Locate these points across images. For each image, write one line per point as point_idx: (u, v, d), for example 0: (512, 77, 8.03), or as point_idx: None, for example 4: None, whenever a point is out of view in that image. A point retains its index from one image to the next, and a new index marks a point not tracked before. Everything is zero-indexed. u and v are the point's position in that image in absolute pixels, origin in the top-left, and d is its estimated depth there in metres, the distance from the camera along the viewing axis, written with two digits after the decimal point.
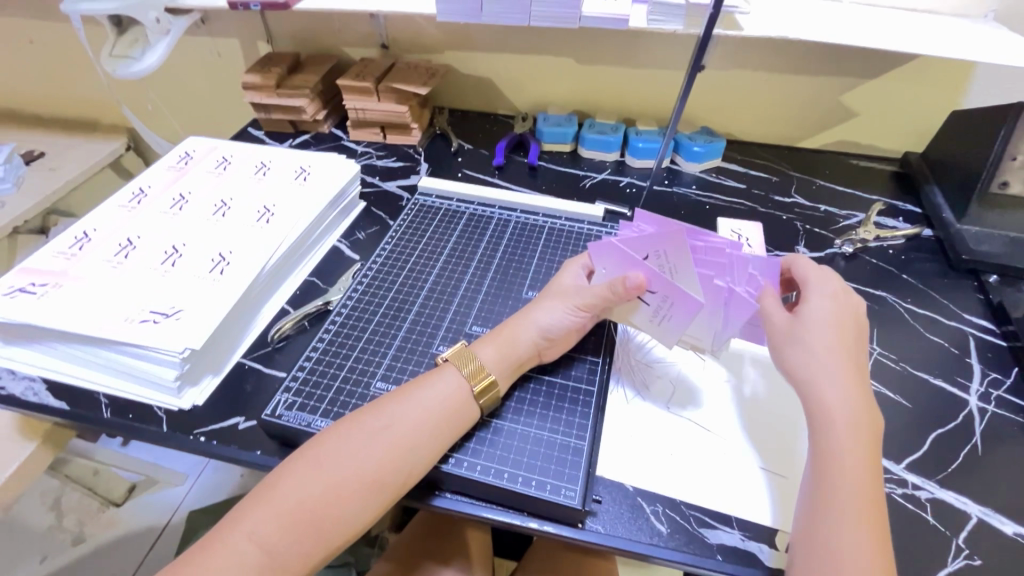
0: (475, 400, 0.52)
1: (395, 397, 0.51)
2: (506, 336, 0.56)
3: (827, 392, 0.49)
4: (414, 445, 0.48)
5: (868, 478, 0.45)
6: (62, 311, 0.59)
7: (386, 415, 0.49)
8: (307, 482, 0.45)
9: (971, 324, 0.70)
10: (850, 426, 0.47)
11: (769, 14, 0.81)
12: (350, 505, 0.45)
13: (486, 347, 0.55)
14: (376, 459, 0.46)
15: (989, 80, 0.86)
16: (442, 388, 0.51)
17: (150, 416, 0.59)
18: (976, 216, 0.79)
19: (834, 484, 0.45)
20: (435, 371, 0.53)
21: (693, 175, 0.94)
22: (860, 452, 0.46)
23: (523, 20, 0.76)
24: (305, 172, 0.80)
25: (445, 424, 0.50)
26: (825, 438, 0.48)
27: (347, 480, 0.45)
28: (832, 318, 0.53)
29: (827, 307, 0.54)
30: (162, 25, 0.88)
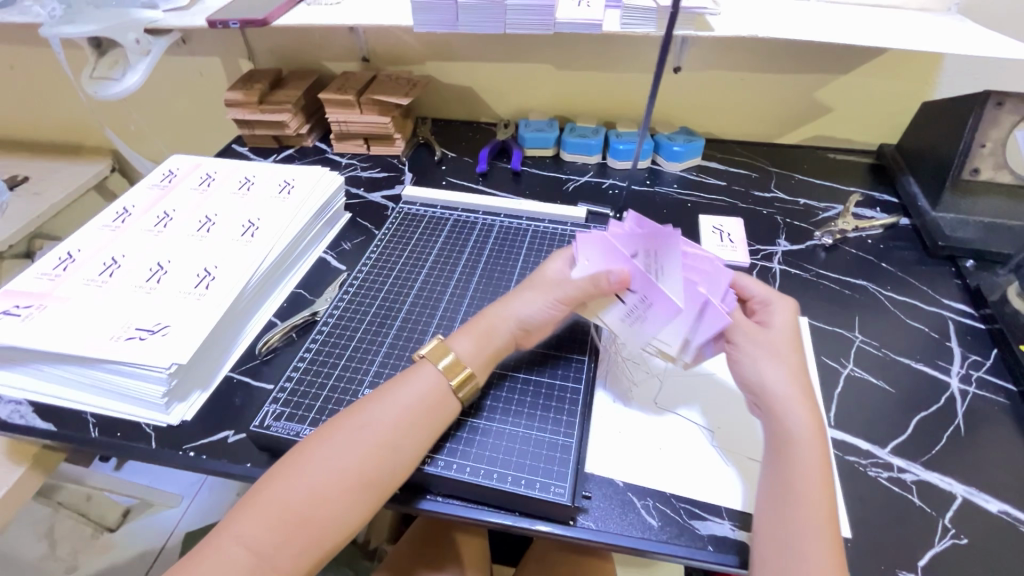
0: (455, 394, 0.52)
1: (376, 397, 0.51)
2: (481, 326, 0.56)
3: (789, 414, 0.49)
4: (397, 442, 0.48)
5: (828, 497, 0.45)
6: (47, 332, 0.59)
7: (365, 416, 0.49)
8: (292, 487, 0.45)
9: (950, 309, 0.71)
10: (811, 445, 0.48)
11: (739, 14, 0.83)
12: (338, 506, 0.45)
13: (462, 339, 0.55)
14: (359, 459, 0.47)
15: (957, 70, 0.88)
16: (420, 384, 0.51)
17: (140, 434, 0.59)
18: (951, 204, 0.80)
19: (796, 504, 0.45)
20: (411, 369, 0.53)
21: (674, 174, 0.96)
22: (821, 471, 0.46)
23: (499, 29, 0.77)
24: (289, 186, 0.81)
25: (427, 419, 0.50)
26: (787, 458, 0.47)
27: (332, 481, 0.45)
28: (789, 337, 0.54)
29: (783, 326, 0.55)
30: (143, 46, 0.89)
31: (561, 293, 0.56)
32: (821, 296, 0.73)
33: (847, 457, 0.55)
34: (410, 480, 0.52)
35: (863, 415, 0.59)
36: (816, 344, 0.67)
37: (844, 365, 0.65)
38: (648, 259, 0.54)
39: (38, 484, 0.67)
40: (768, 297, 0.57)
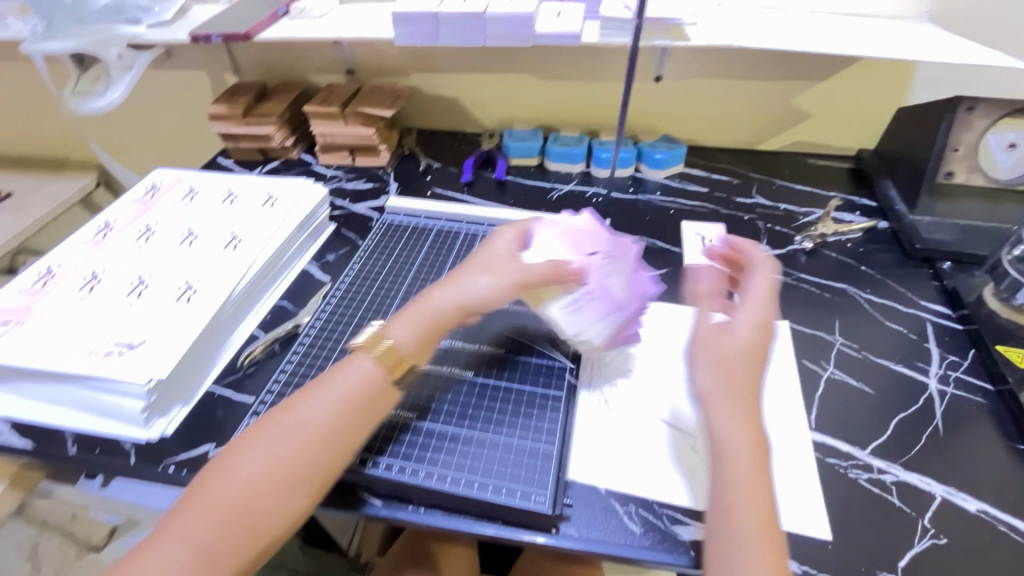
0: (392, 383, 0.51)
1: (310, 391, 0.50)
2: (423, 309, 0.54)
3: (719, 421, 0.47)
4: (333, 434, 0.48)
5: (763, 502, 0.44)
6: (25, 349, 0.59)
7: (296, 413, 0.48)
8: (221, 488, 0.44)
9: (928, 310, 0.72)
10: (749, 449, 0.46)
11: (716, 24, 0.84)
12: (272, 503, 0.44)
13: (399, 324, 0.53)
14: (292, 455, 0.46)
15: (930, 77, 0.90)
16: (353, 376, 0.50)
17: (119, 450, 0.58)
18: (927, 207, 0.81)
19: (731, 513, 0.44)
20: (345, 361, 0.52)
21: (657, 181, 0.97)
22: (756, 476, 0.45)
23: (479, 41, 0.78)
24: (273, 198, 0.81)
25: (362, 411, 0.49)
26: (723, 466, 0.46)
27: (264, 479, 0.45)
28: (746, 345, 0.50)
29: (741, 331, 0.51)
30: (125, 61, 0.89)
31: (512, 272, 0.55)
32: (802, 300, 0.74)
33: (827, 460, 0.56)
34: (391, 491, 0.52)
35: (843, 417, 0.60)
36: (797, 347, 0.67)
37: (824, 368, 0.65)
38: (608, 259, 0.61)
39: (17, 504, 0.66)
40: (755, 296, 0.54)
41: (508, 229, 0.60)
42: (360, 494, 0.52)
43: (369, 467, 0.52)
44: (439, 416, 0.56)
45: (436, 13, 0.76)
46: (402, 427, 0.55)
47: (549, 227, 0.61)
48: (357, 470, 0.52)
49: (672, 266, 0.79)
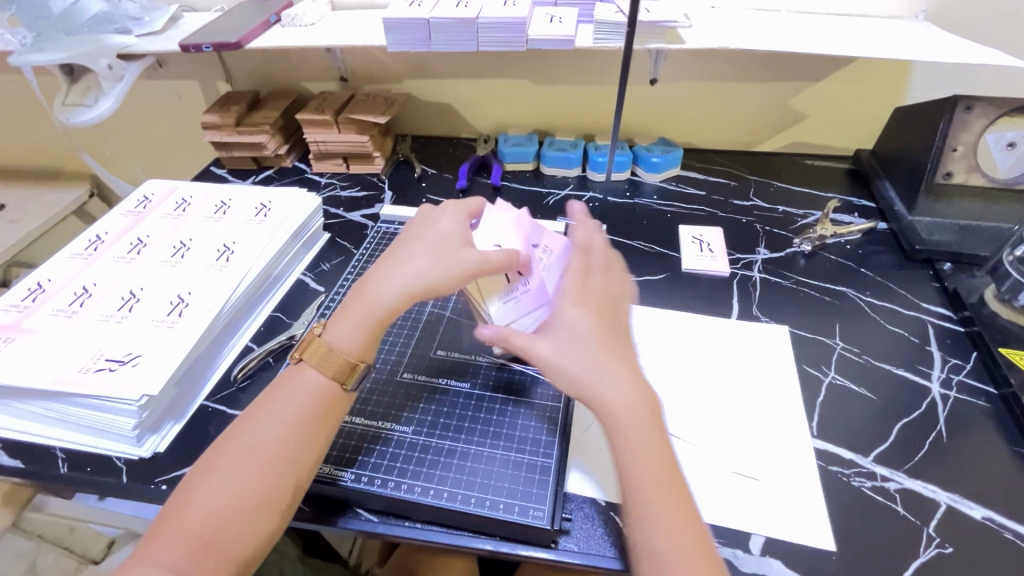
0: (343, 386, 0.51)
1: (264, 408, 0.49)
2: (367, 305, 0.53)
3: (607, 387, 0.47)
4: (292, 449, 0.47)
5: (667, 473, 0.45)
6: (12, 367, 0.58)
7: (253, 433, 0.48)
8: (183, 520, 0.44)
9: (929, 312, 0.72)
10: (638, 427, 0.46)
11: (711, 26, 0.84)
12: (240, 527, 0.44)
13: (339, 326, 0.52)
14: (252, 478, 0.46)
15: (927, 76, 0.89)
16: (301, 390, 0.50)
17: (110, 468, 0.57)
18: (926, 208, 0.81)
19: (642, 498, 0.44)
20: (294, 373, 0.51)
21: (654, 185, 0.96)
22: (655, 450, 0.46)
23: (472, 47, 0.78)
24: (266, 208, 0.80)
25: (318, 422, 0.49)
26: (625, 450, 0.45)
27: (227, 506, 0.44)
28: (585, 334, 0.49)
29: (571, 321, 0.49)
30: (115, 72, 0.88)
31: (467, 258, 0.53)
32: (802, 304, 0.73)
33: (830, 467, 0.55)
34: (387, 507, 0.51)
35: (846, 424, 0.59)
36: (798, 353, 0.67)
37: (826, 373, 0.64)
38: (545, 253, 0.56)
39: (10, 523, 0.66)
40: (569, 286, 0.52)
41: (450, 211, 0.58)
42: (356, 510, 0.52)
43: (365, 483, 0.51)
44: (435, 430, 0.55)
45: (428, 20, 0.75)
46: (398, 442, 0.54)
47: (500, 213, 0.60)
48: (352, 487, 0.51)
49: (670, 271, 0.79)
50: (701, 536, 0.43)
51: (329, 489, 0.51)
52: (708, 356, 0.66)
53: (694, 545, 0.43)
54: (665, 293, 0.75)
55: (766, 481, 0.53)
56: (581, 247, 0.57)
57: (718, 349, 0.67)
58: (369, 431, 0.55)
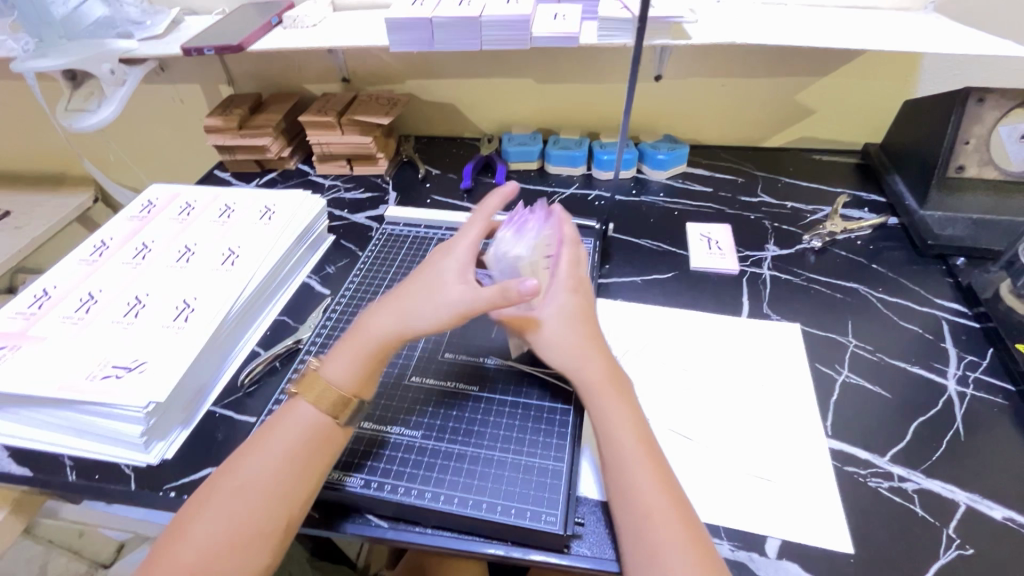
0: (338, 422, 0.51)
1: (258, 443, 0.49)
2: (366, 342, 0.54)
3: (585, 361, 0.53)
4: (288, 483, 0.47)
5: (638, 428, 0.50)
6: (20, 374, 0.57)
7: (248, 466, 0.47)
8: (176, 554, 0.43)
9: (943, 308, 0.71)
10: (610, 388, 0.52)
11: (716, 21, 0.83)
12: (233, 560, 0.44)
13: (337, 359, 0.53)
14: (248, 511, 0.45)
15: (937, 68, 0.88)
16: (299, 423, 0.50)
17: (118, 475, 0.57)
18: (938, 202, 0.79)
19: (619, 447, 0.48)
20: (287, 408, 0.51)
21: (660, 182, 0.95)
22: (626, 407, 0.51)
23: (475, 46, 0.77)
24: (270, 212, 0.79)
25: (314, 456, 0.49)
26: (600, 406, 0.51)
27: (221, 538, 0.44)
28: (575, 319, 0.55)
29: (559, 304, 0.56)
30: (117, 76, 0.88)
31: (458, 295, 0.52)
32: (813, 301, 0.72)
33: (846, 468, 0.54)
34: (397, 512, 0.51)
35: (861, 423, 0.58)
36: (809, 351, 0.66)
37: (839, 371, 0.63)
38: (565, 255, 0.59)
39: (18, 531, 0.65)
40: (561, 278, 0.57)
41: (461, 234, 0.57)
42: (366, 516, 0.52)
43: (375, 489, 0.50)
44: (442, 434, 0.55)
45: (431, 19, 0.75)
46: (407, 446, 0.54)
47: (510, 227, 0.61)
48: (362, 493, 0.50)
49: (678, 270, 0.78)
50: (672, 483, 0.47)
51: (339, 495, 0.51)
52: (719, 356, 0.65)
53: (665, 489, 0.46)
54: (674, 292, 0.74)
55: (781, 481, 0.53)
56: (570, 240, 0.60)
57: (728, 348, 0.66)
58: (377, 436, 0.55)
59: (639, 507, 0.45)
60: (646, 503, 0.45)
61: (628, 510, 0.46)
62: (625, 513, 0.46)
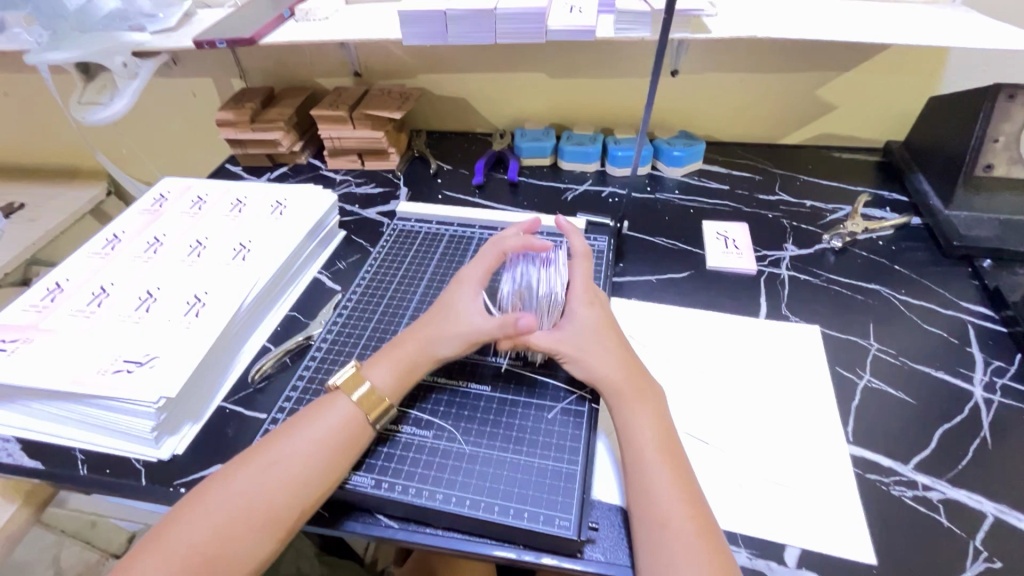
0: (373, 422, 0.52)
1: (291, 431, 0.50)
2: (404, 354, 0.55)
3: (601, 364, 0.53)
4: (309, 478, 0.47)
5: (663, 438, 0.49)
6: (33, 367, 0.57)
7: (275, 453, 0.48)
8: (188, 530, 0.44)
9: (968, 311, 0.68)
10: (634, 395, 0.51)
11: (737, 14, 0.81)
12: (244, 543, 0.44)
13: (378, 368, 0.54)
14: (265, 499, 0.46)
15: (963, 64, 0.86)
16: (333, 417, 0.51)
17: (129, 470, 0.56)
18: (963, 202, 0.77)
19: (640, 454, 0.48)
20: (328, 400, 0.53)
21: (675, 179, 0.94)
22: (652, 415, 0.50)
23: (489, 39, 0.76)
24: (281, 206, 0.79)
25: (339, 455, 0.49)
26: (623, 413, 0.50)
27: (237, 519, 0.45)
28: (592, 335, 0.55)
29: (577, 323, 0.56)
30: (130, 69, 0.87)
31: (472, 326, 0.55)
32: (833, 303, 0.70)
33: (868, 475, 0.53)
34: (408, 513, 0.50)
35: (883, 429, 0.56)
36: (829, 354, 0.64)
37: (860, 375, 0.62)
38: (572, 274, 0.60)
39: (31, 524, 0.66)
40: (577, 292, 0.58)
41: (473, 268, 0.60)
42: (376, 515, 0.51)
43: (385, 490, 0.50)
44: (455, 435, 0.54)
45: (445, 12, 0.73)
46: (418, 446, 0.53)
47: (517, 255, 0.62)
48: (372, 493, 0.50)
49: (694, 269, 0.76)
50: (692, 493, 0.46)
51: (350, 494, 0.50)
52: (736, 358, 0.63)
53: (682, 496, 0.45)
54: (689, 291, 0.73)
55: (801, 487, 0.51)
56: (581, 254, 0.62)
57: (746, 350, 0.64)
58: (389, 436, 0.54)
59: (655, 513, 0.45)
60: (664, 511, 0.44)
61: (645, 517, 0.45)
62: (642, 520, 0.45)
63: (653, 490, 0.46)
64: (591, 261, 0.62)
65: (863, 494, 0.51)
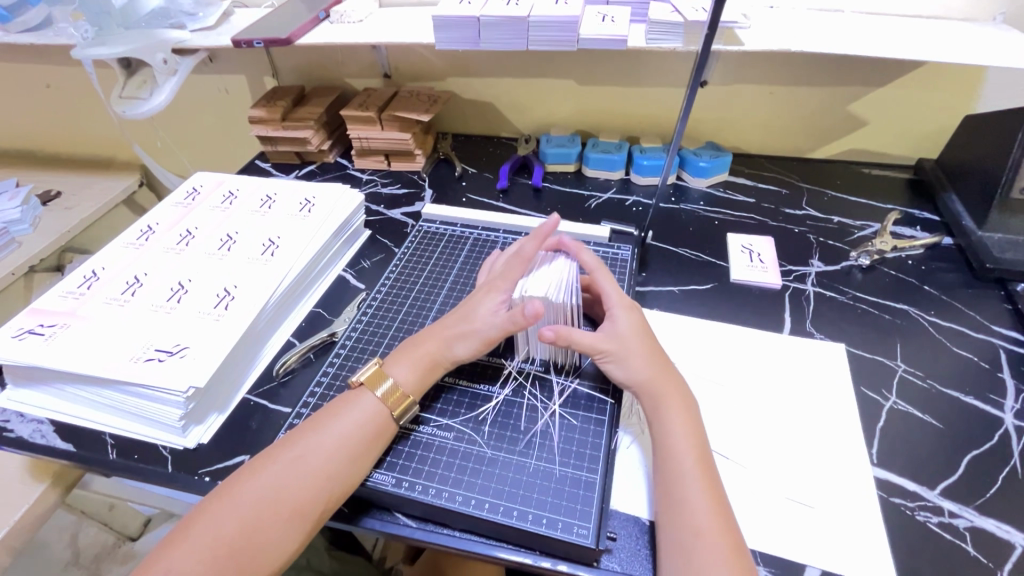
0: (394, 419, 0.53)
1: (315, 425, 0.51)
2: (424, 353, 0.56)
3: (637, 366, 0.53)
4: (333, 472, 0.48)
5: (698, 448, 0.49)
6: (70, 352, 0.59)
7: (301, 447, 0.49)
8: (216, 522, 0.45)
9: (1001, 336, 0.67)
10: (673, 402, 0.51)
11: (770, 27, 0.80)
12: (271, 536, 0.45)
13: (400, 365, 0.55)
14: (291, 492, 0.47)
15: (1001, 82, 0.84)
16: (358, 413, 0.52)
17: (157, 457, 0.58)
18: (998, 223, 0.75)
19: (675, 461, 0.48)
20: (351, 396, 0.53)
21: (700, 190, 0.93)
22: (690, 426, 0.50)
23: (522, 46, 0.76)
24: (310, 204, 0.80)
25: (363, 450, 0.50)
26: (660, 419, 0.50)
27: (265, 510, 0.46)
28: (636, 334, 0.55)
29: (625, 323, 0.56)
30: (170, 66, 0.90)
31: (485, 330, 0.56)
32: (858, 321, 0.70)
33: (891, 499, 0.52)
34: (427, 513, 0.50)
35: (909, 453, 0.55)
36: (855, 374, 0.63)
37: (886, 397, 0.61)
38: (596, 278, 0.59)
39: (59, 504, 0.68)
40: (613, 298, 0.57)
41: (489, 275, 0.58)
42: (395, 514, 0.52)
43: (406, 489, 0.50)
44: (476, 438, 0.54)
45: (478, 18, 0.74)
46: (439, 447, 0.54)
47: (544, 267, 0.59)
48: (392, 492, 0.50)
49: (717, 281, 0.76)
50: (724, 507, 0.45)
51: (371, 492, 0.51)
52: (759, 373, 0.63)
53: (714, 506, 0.45)
54: (712, 303, 0.72)
55: (823, 507, 0.51)
56: (596, 266, 0.60)
57: (770, 365, 0.64)
58: (412, 436, 0.55)
59: (687, 520, 0.44)
60: (696, 521, 0.44)
61: (675, 525, 0.45)
62: (672, 527, 0.45)
63: (687, 497, 0.45)
64: (608, 270, 0.60)
65: (885, 514, 0.50)
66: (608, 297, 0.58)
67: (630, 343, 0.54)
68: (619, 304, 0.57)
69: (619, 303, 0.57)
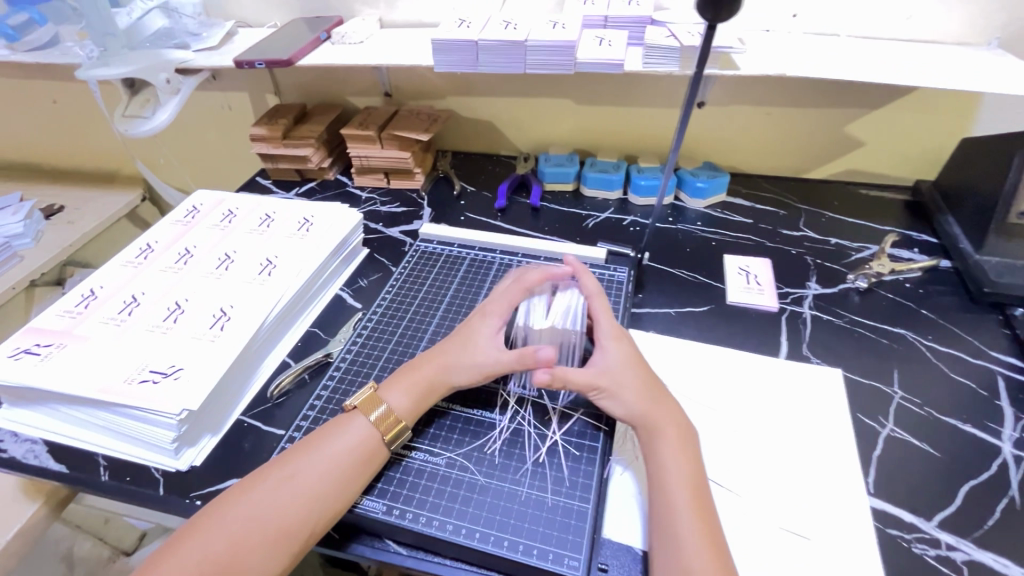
0: (385, 444, 0.52)
1: (306, 447, 0.51)
2: (420, 378, 0.56)
3: (629, 395, 0.53)
4: (321, 495, 0.48)
5: (693, 479, 0.48)
6: (65, 373, 0.60)
7: (290, 468, 0.49)
8: (202, 542, 0.45)
9: (998, 362, 0.67)
10: (667, 432, 0.51)
11: (766, 51, 0.81)
12: (256, 558, 0.45)
13: (395, 391, 0.55)
14: (278, 513, 0.46)
15: (997, 106, 0.84)
16: (349, 436, 0.52)
17: (149, 479, 0.58)
18: (995, 247, 0.75)
19: (668, 491, 0.47)
20: (344, 419, 0.53)
21: (698, 211, 0.93)
22: (684, 457, 0.49)
23: (519, 69, 0.77)
24: (308, 223, 0.81)
25: (353, 473, 0.50)
26: (655, 449, 0.50)
27: (250, 530, 0.45)
28: (629, 367, 0.55)
29: (614, 355, 0.55)
30: (173, 85, 0.91)
31: (481, 358, 0.56)
32: (855, 345, 0.69)
33: (888, 530, 0.51)
34: (417, 541, 0.50)
35: (905, 482, 0.55)
36: (851, 400, 0.63)
37: (883, 424, 0.60)
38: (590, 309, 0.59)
39: (50, 523, 0.68)
40: (604, 329, 0.57)
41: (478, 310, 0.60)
42: (385, 541, 0.51)
43: (396, 517, 0.50)
44: (468, 465, 0.54)
45: (476, 42, 0.75)
46: (431, 473, 0.53)
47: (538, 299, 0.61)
48: (383, 519, 0.50)
49: (714, 303, 0.76)
50: (717, 541, 0.45)
51: (361, 518, 0.51)
52: (755, 399, 0.62)
53: (707, 538, 0.45)
54: (709, 326, 0.72)
55: (818, 539, 0.50)
56: (594, 293, 0.60)
57: (766, 391, 0.63)
58: (404, 462, 0.54)
59: (679, 555, 0.44)
60: (688, 554, 0.44)
61: (668, 559, 0.44)
62: (664, 561, 0.44)
63: (681, 530, 0.45)
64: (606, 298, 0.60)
65: (880, 544, 0.50)
66: (600, 328, 0.58)
67: (619, 377, 0.54)
68: (611, 336, 0.57)
69: (610, 335, 0.57)
